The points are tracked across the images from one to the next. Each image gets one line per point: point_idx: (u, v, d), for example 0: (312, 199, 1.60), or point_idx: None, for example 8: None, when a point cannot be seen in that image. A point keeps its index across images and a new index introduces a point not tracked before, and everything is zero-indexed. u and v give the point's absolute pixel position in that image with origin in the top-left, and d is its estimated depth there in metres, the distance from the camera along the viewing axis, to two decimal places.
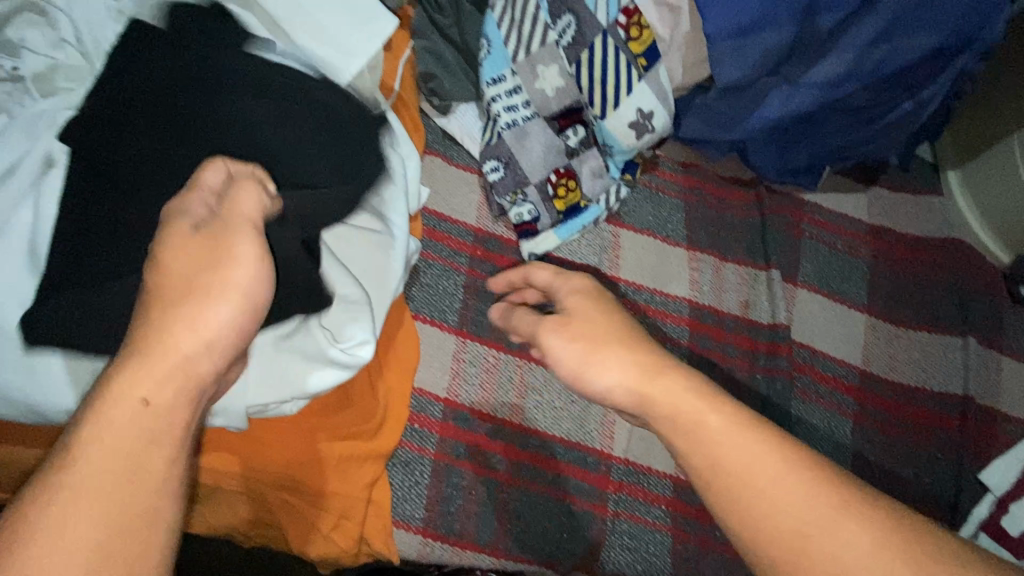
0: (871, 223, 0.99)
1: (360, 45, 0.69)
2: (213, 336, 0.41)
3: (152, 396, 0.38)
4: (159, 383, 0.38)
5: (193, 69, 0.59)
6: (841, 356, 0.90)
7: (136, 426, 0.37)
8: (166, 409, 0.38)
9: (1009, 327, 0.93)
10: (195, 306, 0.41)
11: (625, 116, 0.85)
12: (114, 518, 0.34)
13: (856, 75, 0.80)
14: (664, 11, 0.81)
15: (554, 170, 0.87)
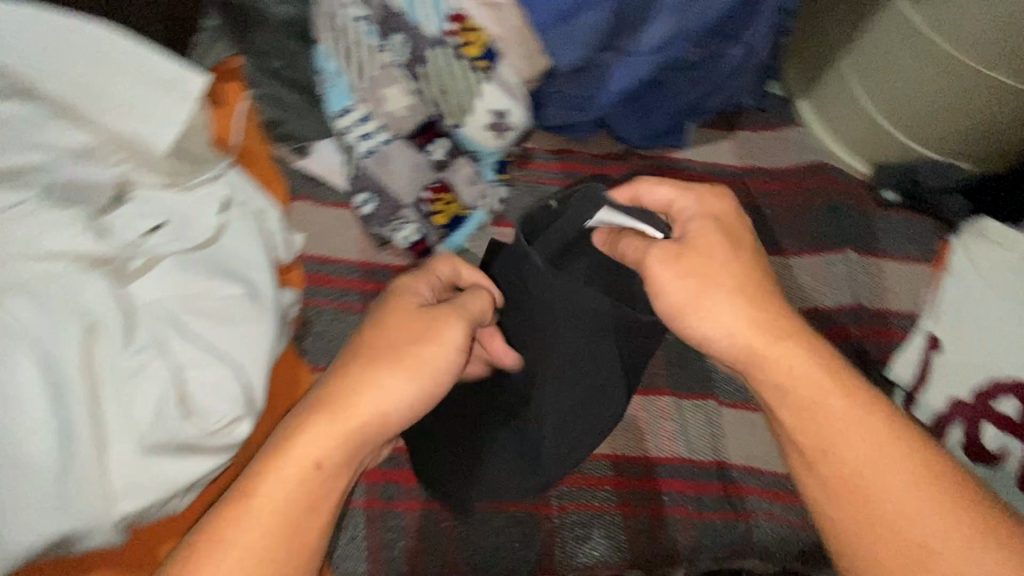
0: (744, 165, 1.05)
1: (173, 112, 0.68)
2: (383, 411, 0.53)
3: (306, 457, 0.52)
4: (324, 456, 0.52)
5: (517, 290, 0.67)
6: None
7: (296, 486, 0.51)
8: (321, 464, 0.52)
9: (883, 233, 0.99)
10: (380, 383, 0.53)
11: (481, 119, 0.85)
12: (266, 551, 0.50)
13: (681, 35, 0.82)
14: (491, 11, 0.80)
15: (426, 187, 0.86)
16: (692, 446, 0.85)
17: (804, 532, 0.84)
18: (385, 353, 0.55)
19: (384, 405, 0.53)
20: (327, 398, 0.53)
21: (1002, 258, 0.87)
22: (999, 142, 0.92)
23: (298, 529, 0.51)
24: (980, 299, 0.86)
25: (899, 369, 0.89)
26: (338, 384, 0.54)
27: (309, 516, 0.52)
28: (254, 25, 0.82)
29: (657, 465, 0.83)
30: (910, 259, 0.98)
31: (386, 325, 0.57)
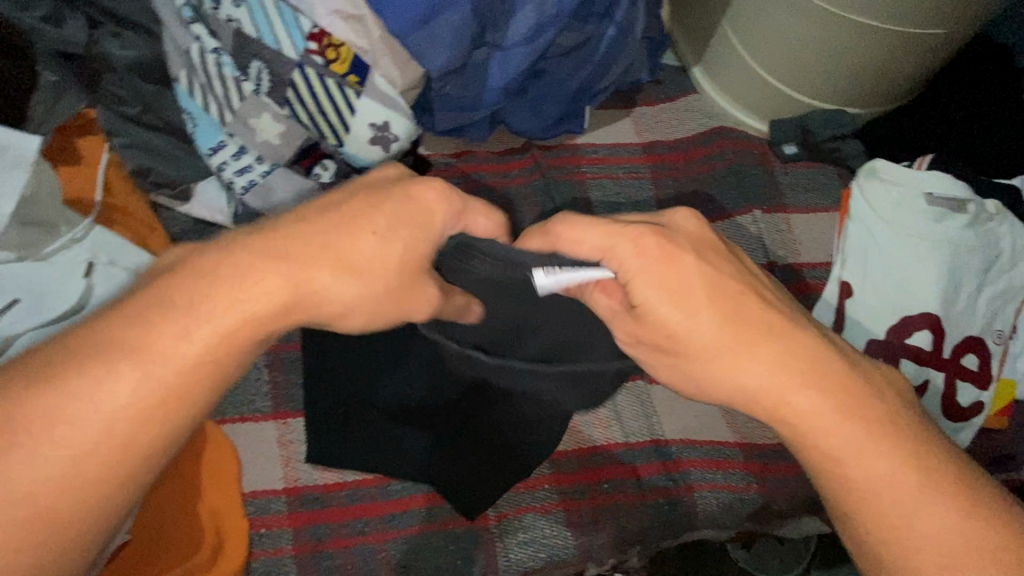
0: (643, 141, 1.04)
1: (3, 183, 0.64)
2: (333, 300, 0.48)
3: (250, 298, 0.46)
4: (259, 323, 0.46)
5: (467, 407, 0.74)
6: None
7: (214, 327, 0.45)
8: (250, 313, 0.46)
9: (787, 187, 1.00)
10: (348, 271, 0.48)
11: (361, 135, 0.83)
12: (160, 382, 0.43)
13: (548, 22, 0.81)
14: (350, 24, 0.78)
15: None
16: (626, 430, 0.85)
17: (748, 495, 0.84)
18: (370, 249, 0.49)
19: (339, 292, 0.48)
20: (295, 267, 0.47)
21: (895, 195, 0.89)
22: (877, 80, 0.95)
23: (196, 374, 0.45)
24: (881, 239, 0.88)
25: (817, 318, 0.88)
26: (312, 256, 0.48)
27: (211, 369, 0.45)
28: (99, 75, 0.77)
29: (595, 455, 0.83)
30: (814, 209, 0.99)
31: (379, 218, 0.49)
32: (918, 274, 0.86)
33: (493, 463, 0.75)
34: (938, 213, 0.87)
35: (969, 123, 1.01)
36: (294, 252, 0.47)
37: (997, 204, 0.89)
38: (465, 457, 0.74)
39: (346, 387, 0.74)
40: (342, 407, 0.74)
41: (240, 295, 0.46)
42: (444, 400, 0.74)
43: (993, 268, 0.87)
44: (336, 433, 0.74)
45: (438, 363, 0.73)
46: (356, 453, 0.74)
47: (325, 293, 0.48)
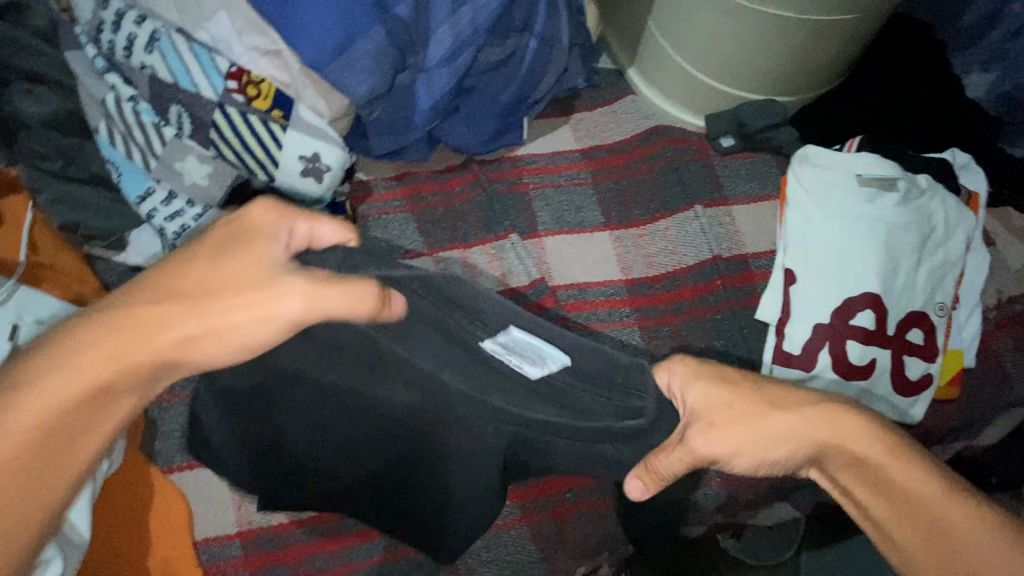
0: (583, 147, 1.05)
1: None
2: (192, 337, 0.47)
3: (93, 351, 0.45)
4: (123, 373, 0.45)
5: (389, 444, 0.62)
6: (603, 276, 0.95)
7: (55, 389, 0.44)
8: (98, 365, 0.45)
9: (727, 179, 1.02)
10: (191, 304, 0.46)
11: (292, 168, 0.83)
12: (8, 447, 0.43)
13: (465, 41, 0.82)
14: (269, 59, 0.78)
15: None
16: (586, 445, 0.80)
17: (710, 489, 0.85)
18: (227, 286, 0.47)
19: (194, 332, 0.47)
20: (146, 319, 0.45)
21: (828, 178, 0.90)
22: (802, 68, 0.97)
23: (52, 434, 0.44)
24: (818, 224, 0.89)
25: (763, 310, 0.89)
26: (159, 307, 0.46)
27: (70, 429, 0.45)
28: (17, 133, 0.78)
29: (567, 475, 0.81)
30: (755, 198, 1.01)
31: (230, 260, 0.48)
32: (857, 256, 0.87)
33: (443, 496, 0.64)
34: (871, 193, 0.88)
35: (897, 101, 1.03)
36: (143, 306, 0.46)
37: (928, 178, 0.90)
38: (412, 488, 0.66)
39: (245, 459, 0.67)
40: (255, 474, 0.68)
41: (99, 350, 0.45)
42: (353, 431, 0.62)
43: (929, 241, 0.89)
44: (272, 492, 0.70)
45: (332, 426, 0.62)
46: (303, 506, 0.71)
47: (181, 335, 0.46)
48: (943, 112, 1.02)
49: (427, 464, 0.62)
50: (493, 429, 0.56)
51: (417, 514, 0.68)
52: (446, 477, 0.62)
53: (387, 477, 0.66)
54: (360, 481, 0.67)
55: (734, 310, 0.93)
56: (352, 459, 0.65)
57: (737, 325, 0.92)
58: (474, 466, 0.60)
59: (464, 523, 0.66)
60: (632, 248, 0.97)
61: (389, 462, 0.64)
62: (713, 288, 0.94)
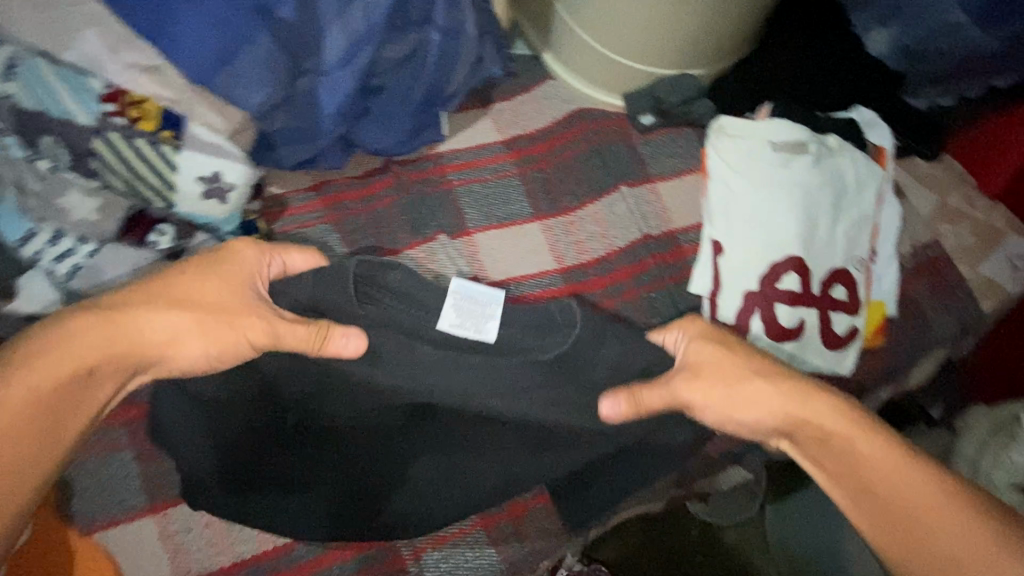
0: (505, 138, 1.03)
1: None
2: (177, 344, 0.64)
3: (97, 340, 0.60)
4: (112, 354, 0.60)
5: (385, 424, 0.73)
6: (538, 268, 0.94)
7: (57, 366, 0.57)
8: (98, 353, 0.60)
9: (650, 157, 1.02)
10: (177, 314, 0.64)
11: (191, 190, 0.79)
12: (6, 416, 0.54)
13: (362, 40, 0.78)
14: (150, 77, 0.72)
15: None
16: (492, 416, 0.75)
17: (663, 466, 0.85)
18: (207, 298, 0.65)
19: (171, 335, 0.63)
20: (138, 318, 0.62)
21: (745, 146, 0.91)
22: (710, 40, 0.98)
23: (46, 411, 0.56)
24: (739, 193, 0.91)
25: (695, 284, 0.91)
26: (154, 311, 0.63)
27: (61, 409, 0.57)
28: None
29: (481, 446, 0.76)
30: (679, 173, 1.01)
31: (208, 279, 0.66)
32: (777, 221, 0.89)
33: (411, 467, 0.73)
34: (785, 157, 0.90)
35: (805, 64, 1.05)
36: (141, 310, 0.62)
37: (837, 138, 0.94)
38: (381, 474, 0.73)
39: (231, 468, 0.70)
40: (238, 484, 0.71)
41: (91, 338, 0.59)
42: (353, 415, 0.73)
43: (843, 199, 0.92)
44: (246, 509, 0.72)
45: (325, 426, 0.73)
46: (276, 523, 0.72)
47: (168, 338, 0.63)
48: (847, 71, 1.05)
49: (415, 439, 0.74)
50: (476, 395, 0.71)
51: (373, 500, 0.73)
52: (423, 450, 0.74)
53: (361, 459, 0.73)
54: (330, 470, 0.73)
55: (667, 287, 0.94)
56: (340, 442, 0.73)
57: (670, 302, 0.93)
58: (449, 427, 0.74)
59: (431, 502, 0.74)
60: (565, 235, 0.96)
61: (375, 442, 0.74)
62: (645, 268, 0.95)
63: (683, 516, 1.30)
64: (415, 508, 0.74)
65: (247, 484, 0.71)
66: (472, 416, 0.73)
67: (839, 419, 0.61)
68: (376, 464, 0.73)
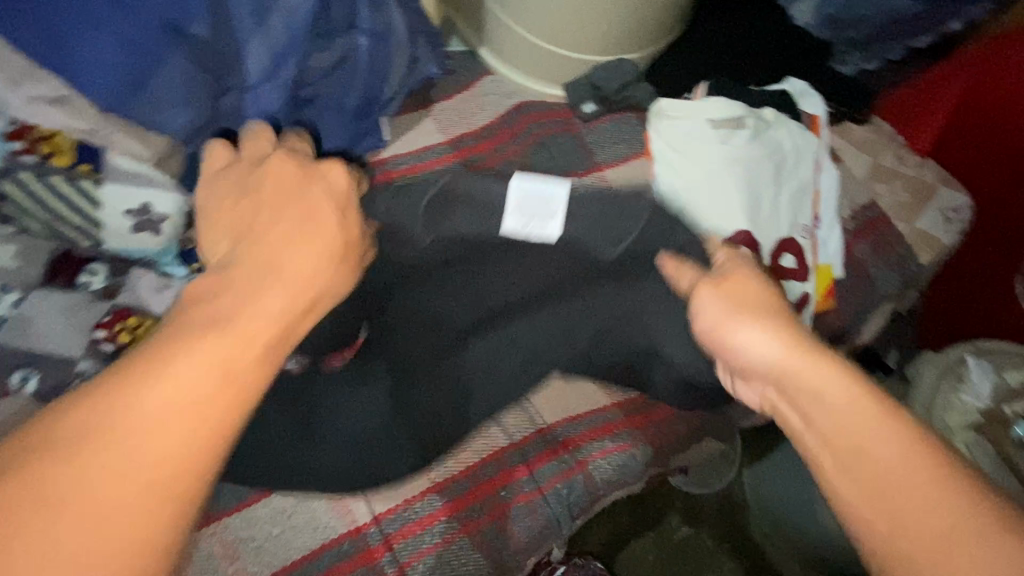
0: (450, 138, 1.01)
1: None
2: (320, 287, 0.52)
3: (267, 297, 0.47)
4: (279, 314, 0.47)
5: (459, 313, 0.79)
6: None
7: (238, 335, 0.43)
8: (277, 307, 0.47)
9: (596, 144, 1.02)
10: (302, 245, 0.53)
11: (120, 225, 0.77)
12: (187, 406, 0.39)
13: (285, 50, 0.75)
14: (57, 108, 0.68)
15: (97, 325, 0.74)
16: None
17: (640, 449, 0.86)
18: (308, 265, 0.52)
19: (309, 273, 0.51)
20: (282, 263, 0.50)
21: (684, 126, 0.93)
22: (638, 24, 0.99)
23: (240, 389, 0.42)
24: (684, 172, 0.92)
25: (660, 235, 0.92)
26: (281, 257, 0.51)
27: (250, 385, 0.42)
28: None
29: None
30: (625, 159, 1.01)
31: (304, 198, 0.58)
32: (724, 195, 0.90)
33: (472, 349, 0.79)
34: (725, 133, 0.92)
35: (731, 41, 1.09)
36: (283, 261, 0.51)
37: (772, 111, 0.96)
38: (447, 362, 0.78)
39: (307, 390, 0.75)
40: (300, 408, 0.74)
41: (261, 293, 0.47)
42: (432, 304, 0.79)
43: (783, 169, 0.94)
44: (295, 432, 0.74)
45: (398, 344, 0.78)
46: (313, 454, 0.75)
47: (304, 278, 0.51)
48: (772, 45, 1.08)
49: (487, 321, 0.79)
50: (542, 268, 0.78)
51: (419, 402, 0.77)
52: (490, 332, 0.79)
53: (423, 350, 0.79)
54: (398, 361, 0.78)
55: None
56: (412, 329, 0.79)
57: None
58: (520, 305, 0.79)
59: (485, 390, 0.80)
60: None
61: (447, 329, 0.79)
62: None
63: (666, 490, 1.32)
64: (467, 402, 0.80)
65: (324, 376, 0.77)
66: (536, 294, 0.79)
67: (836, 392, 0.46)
68: (437, 360, 0.78)
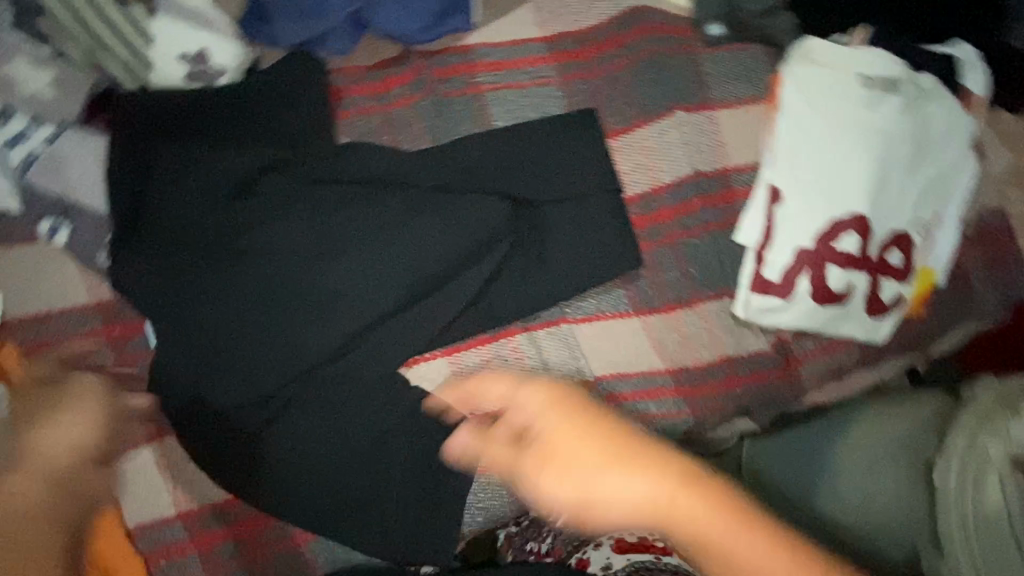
0: (547, 35, 0.86)
1: None
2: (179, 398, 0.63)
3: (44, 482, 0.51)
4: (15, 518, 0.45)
5: (237, 350, 0.67)
6: (549, 202, 0.79)
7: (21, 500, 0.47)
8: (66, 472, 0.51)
9: (713, 76, 0.87)
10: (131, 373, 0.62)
11: (168, 69, 0.72)
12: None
13: None
14: None
15: (113, 173, 0.67)
16: (534, 306, 0.77)
17: (683, 420, 0.82)
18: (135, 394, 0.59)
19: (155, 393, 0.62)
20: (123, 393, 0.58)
21: (827, 79, 0.81)
22: None
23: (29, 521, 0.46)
24: (814, 135, 0.80)
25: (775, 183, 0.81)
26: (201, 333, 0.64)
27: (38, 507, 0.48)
28: None
29: (520, 339, 0.78)
30: (741, 102, 0.87)
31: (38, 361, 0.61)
32: (845, 176, 0.79)
33: (402, 228, 0.72)
34: (870, 97, 0.80)
35: None
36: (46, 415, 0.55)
37: (933, 79, 0.82)
38: (325, 311, 0.70)
39: (451, 166, 0.77)
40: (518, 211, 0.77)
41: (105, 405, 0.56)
42: (266, 300, 0.68)
43: (923, 151, 0.82)
44: (331, 324, 0.69)
45: (349, 252, 0.71)
46: (556, 243, 0.79)
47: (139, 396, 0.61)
48: None
49: (374, 239, 0.72)
50: (380, 250, 0.72)
51: (398, 279, 0.72)
52: (352, 254, 0.71)
53: (299, 301, 0.69)
54: (278, 351, 0.68)
55: (714, 239, 0.84)
56: (262, 312, 0.68)
57: (714, 248, 0.84)
58: (325, 321, 0.69)
59: (405, 254, 0.72)
60: (613, 151, 0.84)
61: (271, 327, 0.68)
62: (690, 211, 0.84)
63: None
64: (422, 246, 0.73)
65: (305, 343, 0.68)
66: (464, 237, 0.74)
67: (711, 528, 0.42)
68: (264, 397, 0.67)
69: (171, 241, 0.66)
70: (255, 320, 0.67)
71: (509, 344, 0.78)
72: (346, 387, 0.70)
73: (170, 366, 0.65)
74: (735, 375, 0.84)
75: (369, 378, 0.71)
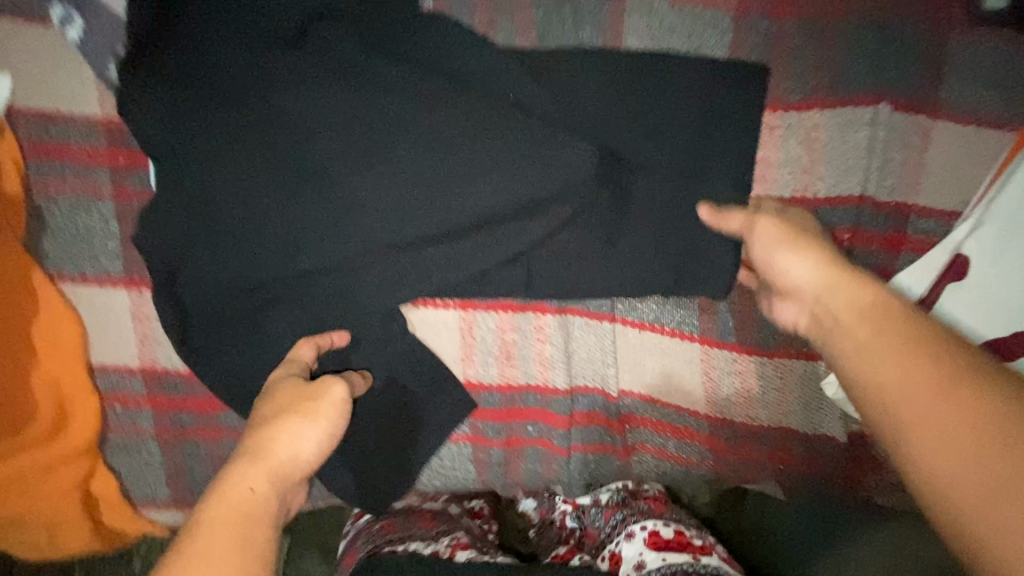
0: None
1: None
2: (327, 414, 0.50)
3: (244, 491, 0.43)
4: (253, 521, 0.41)
5: (234, 226, 0.58)
6: (656, 173, 0.60)
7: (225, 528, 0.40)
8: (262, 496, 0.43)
9: (958, 67, 0.59)
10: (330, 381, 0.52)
11: None
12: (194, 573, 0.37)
13: None
14: None
15: None
16: (582, 293, 0.63)
17: (696, 470, 0.70)
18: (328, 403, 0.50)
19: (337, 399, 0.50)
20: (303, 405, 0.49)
21: None
22: None
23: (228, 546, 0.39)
24: None
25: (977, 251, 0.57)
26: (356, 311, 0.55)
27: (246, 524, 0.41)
28: None
29: (550, 320, 0.66)
30: (980, 119, 0.60)
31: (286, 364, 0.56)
32: None
33: (459, 146, 0.57)
34: None
35: None
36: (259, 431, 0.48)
37: None
38: (341, 213, 0.58)
39: (550, 82, 0.59)
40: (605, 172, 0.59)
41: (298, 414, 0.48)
42: (279, 177, 0.57)
43: None
44: (344, 236, 0.58)
45: (389, 158, 0.57)
46: (638, 228, 0.61)
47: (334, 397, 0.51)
48: None
49: (423, 149, 0.57)
50: (425, 163, 0.57)
51: (434, 206, 0.58)
52: (392, 158, 0.57)
53: (313, 193, 0.57)
54: (279, 241, 0.58)
55: None
56: (270, 189, 0.57)
57: None
58: (337, 226, 0.58)
59: (454, 178, 0.58)
60: (767, 128, 0.61)
61: (275, 210, 0.57)
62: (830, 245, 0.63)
63: None
64: (477, 176, 0.58)
65: (308, 242, 0.58)
66: (530, 185, 0.58)
67: (863, 293, 0.42)
68: (250, 285, 0.59)
69: (191, 75, 0.55)
70: (263, 199, 0.57)
71: (536, 322, 0.66)
72: (341, 307, 0.61)
73: (160, 219, 0.57)
74: (783, 449, 0.69)
75: (370, 304, 0.61)
